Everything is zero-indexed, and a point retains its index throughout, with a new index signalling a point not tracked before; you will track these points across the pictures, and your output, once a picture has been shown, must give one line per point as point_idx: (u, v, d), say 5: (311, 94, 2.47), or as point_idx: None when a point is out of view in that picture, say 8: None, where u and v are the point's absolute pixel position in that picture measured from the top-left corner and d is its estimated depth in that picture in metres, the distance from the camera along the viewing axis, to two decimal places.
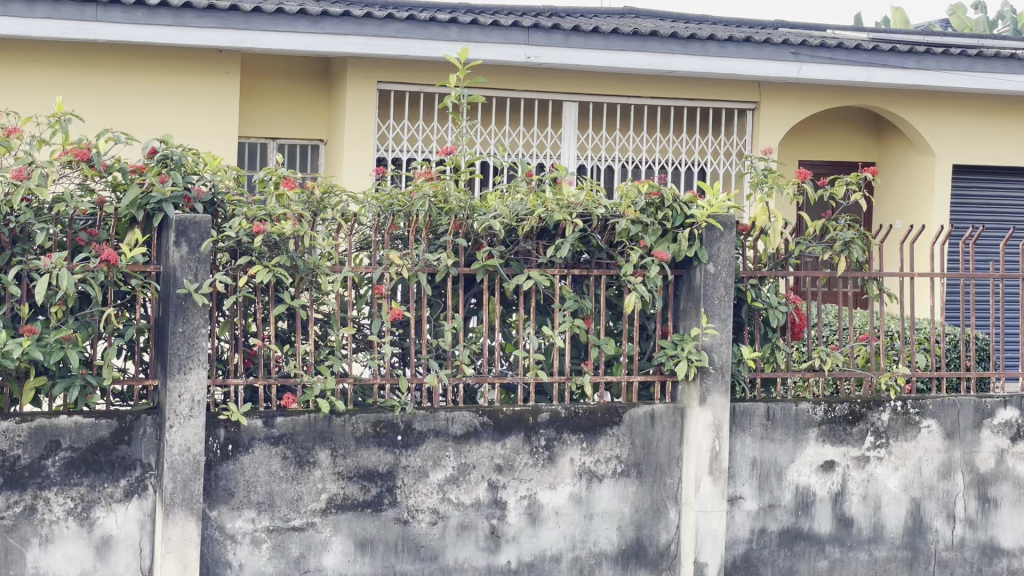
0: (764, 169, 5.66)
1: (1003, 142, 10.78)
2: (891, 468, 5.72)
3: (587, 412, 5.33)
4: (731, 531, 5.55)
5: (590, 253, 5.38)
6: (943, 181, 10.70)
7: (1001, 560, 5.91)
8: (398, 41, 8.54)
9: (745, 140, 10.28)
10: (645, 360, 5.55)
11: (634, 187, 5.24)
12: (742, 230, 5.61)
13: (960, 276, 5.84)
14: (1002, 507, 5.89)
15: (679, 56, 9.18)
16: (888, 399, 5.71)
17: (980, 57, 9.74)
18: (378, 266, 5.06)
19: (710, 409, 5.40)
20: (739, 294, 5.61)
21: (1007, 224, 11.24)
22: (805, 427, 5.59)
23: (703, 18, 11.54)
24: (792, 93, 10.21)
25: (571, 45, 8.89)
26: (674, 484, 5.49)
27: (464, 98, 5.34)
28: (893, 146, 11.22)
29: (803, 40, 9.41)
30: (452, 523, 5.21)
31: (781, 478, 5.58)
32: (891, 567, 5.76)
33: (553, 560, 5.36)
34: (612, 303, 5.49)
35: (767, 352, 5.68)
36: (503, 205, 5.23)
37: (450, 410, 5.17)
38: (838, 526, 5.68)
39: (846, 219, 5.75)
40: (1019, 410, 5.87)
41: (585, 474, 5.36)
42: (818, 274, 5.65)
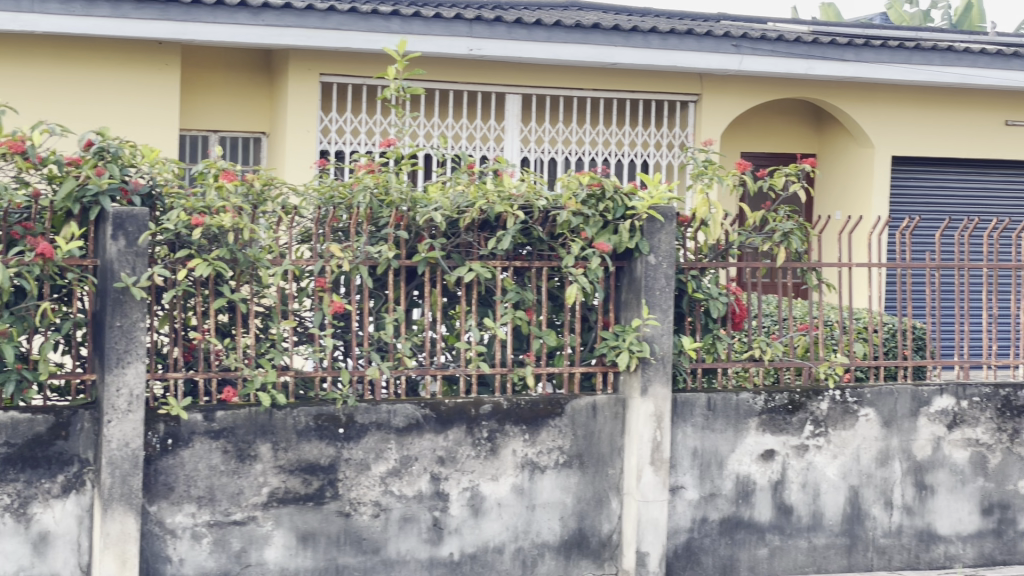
0: (704, 161, 5.71)
1: (941, 133, 10.92)
2: (830, 457, 5.77)
3: (529, 403, 5.35)
4: (673, 520, 5.59)
5: (530, 245, 5.41)
6: (882, 172, 10.80)
7: (938, 547, 5.94)
8: (339, 34, 8.51)
9: (687, 132, 10.33)
10: (586, 351, 5.58)
11: (575, 178, 5.25)
12: (683, 222, 5.66)
13: (897, 267, 5.90)
14: (939, 494, 5.93)
15: (621, 48, 9.18)
16: (827, 387, 5.77)
17: (918, 49, 9.88)
18: (319, 259, 5.06)
19: (651, 400, 5.43)
20: (679, 286, 5.66)
21: (944, 215, 11.37)
22: (745, 416, 5.65)
23: (646, 11, 11.58)
24: (733, 85, 10.25)
25: (513, 37, 8.90)
26: (616, 474, 5.53)
27: (405, 89, 5.32)
28: (834, 138, 11.31)
29: (744, 33, 9.47)
30: (394, 515, 5.21)
31: (722, 467, 5.64)
32: (830, 554, 5.80)
33: (495, 551, 5.37)
34: (554, 295, 5.52)
35: (708, 343, 5.72)
36: (444, 197, 5.23)
37: (392, 402, 5.17)
38: (778, 514, 5.73)
39: (786, 211, 5.80)
40: (956, 398, 5.89)
41: (527, 465, 5.37)
42: (759, 265, 5.69)
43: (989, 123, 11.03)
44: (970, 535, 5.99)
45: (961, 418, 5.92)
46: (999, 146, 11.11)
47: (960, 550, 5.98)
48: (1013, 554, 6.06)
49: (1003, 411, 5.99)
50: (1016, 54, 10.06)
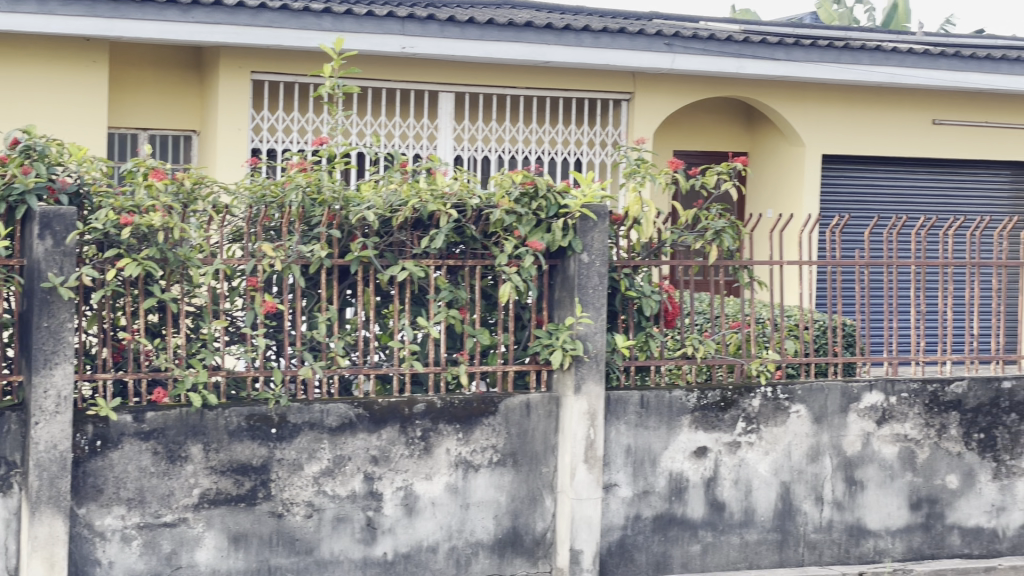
0: (636, 159, 5.73)
1: (871, 131, 11.03)
2: (761, 453, 5.82)
3: (463, 402, 5.35)
4: (607, 517, 5.62)
5: (464, 244, 5.40)
6: (813, 171, 10.89)
7: (867, 542, 6.00)
8: (270, 31, 8.45)
9: (620, 131, 10.37)
10: (520, 350, 5.58)
11: (508, 176, 5.26)
12: (616, 220, 5.67)
13: (826, 264, 5.99)
14: (868, 489, 5.98)
15: (554, 47, 9.18)
16: (758, 384, 5.81)
17: (847, 49, 9.97)
18: (250, 258, 5.03)
19: (585, 397, 5.45)
20: (613, 284, 5.68)
21: (873, 213, 11.49)
22: (678, 414, 5.67)
23: (578, 9, 11.60)
24: (665, 85, 10.30)
25: (446, 36, 8.89)
26: (550, 472, 5.54)
27: (340, 87, 5.29)
28: (765, 137, 11.39)
29: (676, 32, 9.51)
30: (328, 515, 5.18)
31: (655, 464, 5.66)
32: (761, 550, 5.86)
33: (429, 551, 5.36)
34: (488, 293, 5.51)
35: (641, 340, 5.75)
36: (377, 195, 5.21)
37: (325, 402, 5.15)
38: (711, 510, 5.78)
39: (718, 208, 5.85)
40: (885, 394, 5.96)
41: (461, 464, 5.37)
42: (691, 262, 5.72)
43: (918, 122, 11.16)
44: (899, 529, 6.05)
45: (890, 413, 5.98)
46: (927, 145, 11.25)
47: (889, 544, 6.04)
48: (941, 548, 6.11)
49: (931, 406, 6.04)
50: (943, 53, 10.18)
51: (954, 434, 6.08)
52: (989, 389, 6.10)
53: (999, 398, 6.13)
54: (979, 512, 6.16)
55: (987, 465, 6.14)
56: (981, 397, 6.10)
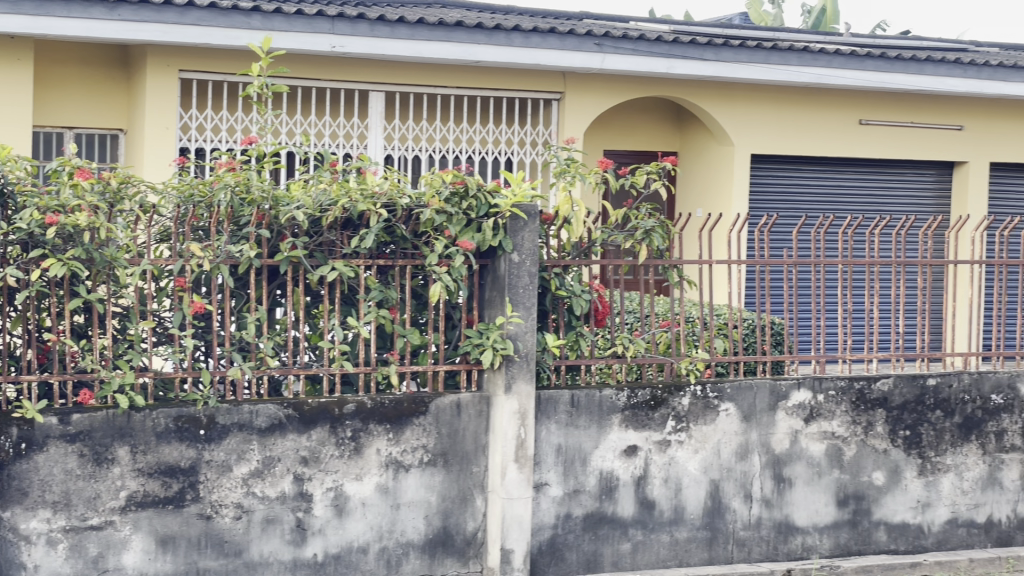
0: (567, 159, 5.75)
1: (799, 131, 11.13)
2: (691, 451, 5.85)
3: (393, 402, 5.34)
4: (537, 517, 5.64)
5: (394, 244, 5.39)
6: (742, 171, 10.97)
7: (796, 539, 6.05)
8: (199, 29, 8.38)
9: (550, 130, 10.40)
10: (450, 349, 5.57)
11: (437, 175, 5.25)
12: (546, 220, 5.69)
13: (755, 263, 6.00)
14: (796, 486, 6.04)
15: (485, 47, 9.17)
16: (687, 383, 5.84)
17: (775, 50, 10.07)
18: (178, 258, 4.99)
19: (515, 397, 5.45)
20: (543, 284, 5.67)
21: (801, 212, 11.60)
22: (608, 413, 5.70)
23: (509, 9, 11.61)
24: (595, 85, 10.34)
25: (376, 35, 8.86)
26: (481, 472, 5.54)
27: (268, 86, 5.25)
28: (694, 137, 11.46)
29: (606, 32, 9.54)
30: (256, 517, 5.14)
31: (585, 463, 5.68)
32: (691, 548, 5.89)
33: (359, 551, 5.34)
34: (418, 293, 5.51)
35: (571, 339, 5.75)
36: (306, 195, 5.19)
37: (254, 403, 5.11)
38: (640, 509, 5.80)
39: (648, 207, 5.87)
40: (813, 392, 6.01)
41: (391, 464, 5.36)
42: (620, 262, 5.74)
43: (845, 122, 11.28)
44: (827, 526, 6.10)
45: (818, 412, 6.03)
46: (854, 145, 11.37)
47: (816, 541, 6.10)
48: (867, 544, 6.19)
49: (857, 404, 6.10)
50: (869, 55, 10.30)
51: (881, 431, 6.16)
52: (915, 386, 6.18)
53: (924, 395, 6.20)
54: (905, 509, 6.24)
55: (913, 462, 6.22)
56: (907, 394, 6.18)
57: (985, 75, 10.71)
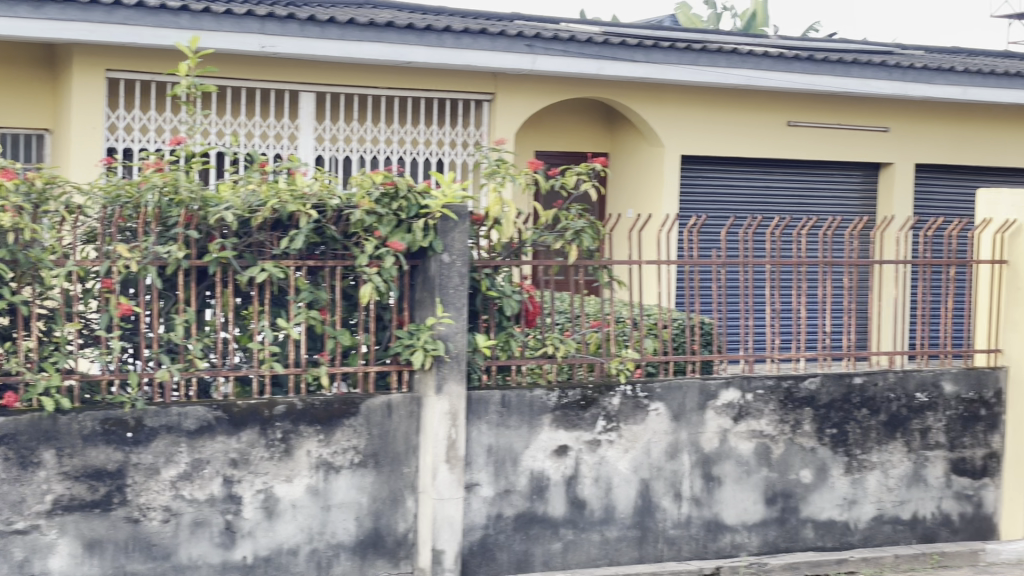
0: (496, 160, 5.78)
1: (728, 133, 11.22)
2: (621, 451, 5.88)
3: (323, 403, 5.33)
4: (468, 517, 5.64)
5: (324, 244, 5.37)
6: (672, 171, 11.04)
7: (724, 536, 6.11)
8: (126, 29, 8.29)
9: (481, 131, 10.41)
10: (381, 350, 5.56)
11: (368, 176, 5.24)
12: (477, 220, 5.69)
13: (685, 264, 6.05)
14: (725, 485, 6.09)
15: (416, 47, 9.15)
16: (618, 384, 5.87)
17: (704, 52, 10.15)
18: (105, 259, 4.96)
19: (446, 398, 5.48)
20: (474, 284, 5.70)
21: (729, 213, 11.70)
22: (539, 414, 5.72)
23: (439, 10, 11.61)
24: (527, 85, 10.36)
25: (306, 35, 8.82)
26: (411, 473, 5.54)
27: (196, 86, 5.22)
28: (627, 138, 11.51)
29: (537, 33, 9.57)
30: (185, 520, 5.11)
31: (516, 464, 5.70)
32: (622, 547, 5.93)
33: (289, 553, 5.32)
34: (349, 294, 5.49)
35: (502, 340, 5.78)
36: (235, 196, 5.17)
37: (183, 405, 5.08)
38: (571, 509, 5.82)
39: (578, 208, 5.89)
40: (741, 391, 6.07)
41: (322, 466, 5.34)
42: (551, 263, 5.76)
43: (774, 124, 11.38)
44: (755, 524, 6.16)
45: (746, 410, 6.09)
46: (783, 145, 11.47)
47: (745, 538, 6.15)
48: (795, 541, 6.25)
49: (785, 403, 6.16)
50: (797, 57, 10.42)
51: (808, 430, 6.22)
52: (841, 385, 6.26)
53: (851, 394, 6.29)
54: (831, 506, 6.31)
55: (839, 459, 6.29)
56: (833, 393, 6.25)
57: (910, 77, 10.86)
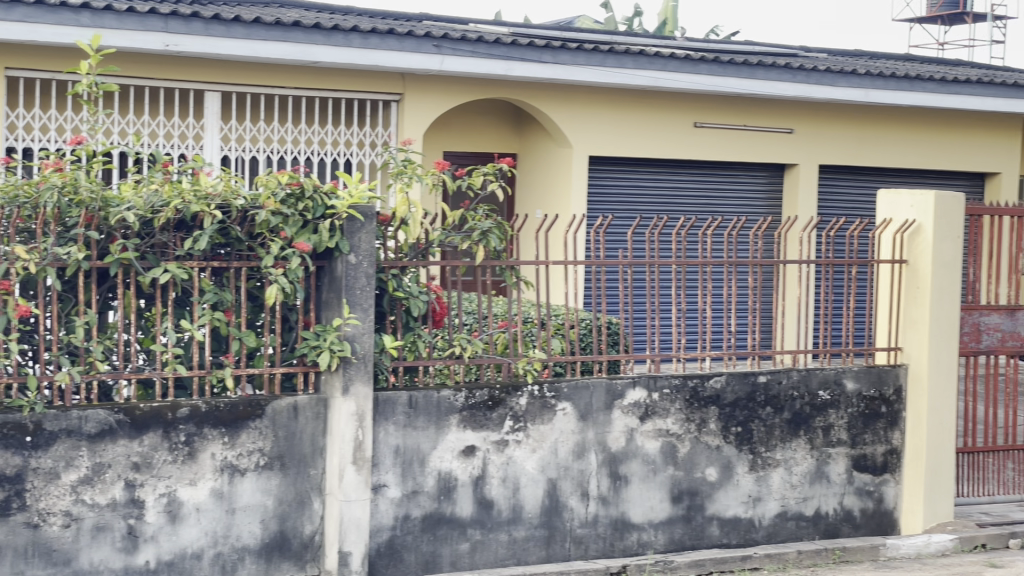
0: (403, 161, 5.78)
1: (635, 134, 11.29)
2: (528, 451, 5.88)
3: (228, 405, 5.27)
4: (375, 519, 5.61)
5: (228, 246, 5.32)
6: (580, 172, 11.07)
7: (630, 535, 6.14)
8: (26, 26, 8.15)
9: (389, 132, 10.38)
10: (287, 351, 5.53)
11: (273, 176, 5.19)
12: (383, 221, 5.69)
13: (592, 264, 6.04)
14: (632, 483, 6.12)
15: (322, 47, 9.10)
16: (525, 383, 5.87)
17: (611, 53, 10.20)
18: (3, 261, 4.89)
19: (353, 399, 5.45)
20: (380, 285, 5.65)
21: (635, 213, 11.78)
22: (446, 414, 5.70)
23: (347, 9, 11.55)
24: (435, 85, 10.35)
25: (211, 33, 8.73)
26: (318, 475, 5.51)
27: (97, 85, 5.14)
28: (536, 139, 11.54)
29: (444, 33, 9.55)
30: (86, 525, 5.03)
31: (423, 464, 5.68)
32: (529, 546, 5.93)
33: (193, 557, 5.27)
34: (253, 295, 5.44)
35: (409, 341, 5.73)
36: (137, 196, 5.11)
37: (83, 408, 5.00)
38: (478, 509, 5.82)
39: (485, 208, 5.90)
40: (648, 390, 6.10)
41: (226, 468, 5.29)
42: (458, 263, 5.74)
43: (680, 125, 11.46)
44: (661, 522, 6.20)
45: (653, 409, 6.13)
46: (690, 146, 11.56)
47: (651, 537, 6.19)
48: (701, 539, 6.30)
49: (691, 402, 6.21)
50: (702, 58, 10.52)
51: (713, 428, 6.28)
52: (746, 384, 6.33)
53: (755, 392, 6.36)
54: (736, 503, 6.37)
55: (744, 457, 6.36)
56: (738, 391, 6.32)
57: (813, 79, 11.02)
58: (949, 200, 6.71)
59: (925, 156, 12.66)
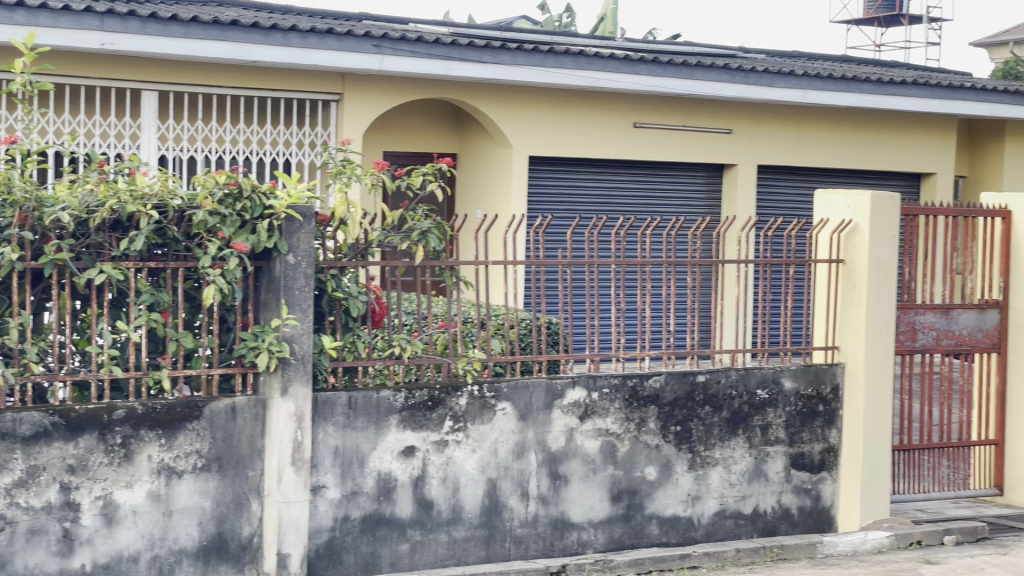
0: (342, 160, 5.75)
1: (575, 135, 11.31)
2: (468, 451, 5.88)
3: (166, 407, 5.22)
4: (314, 520, 5.58)
5: (165, 246, 5.27)
6: (520, 172, 11.08)
7: (570, 534, 6.15)
8: None
9: (329, 132, 10.34)
10: (225, 352, 5.49)
11: (210, 177, 5.19)
12: (323, 220, 5.68)
13: (531, 264, 6.02)
14: (571, 483, 6.13)
15: (261, 46, 9.05)
16: (465, 384, 5.86)
17: (552, 53, 10.22)
18: None
19: (291, 400, 5.43)
20: (319, 285, 5.63)
21: (575, 214, 11.81)
22: (386, 414, 5.69)
23: (285, 9, 11.48)
24: (374, 86, 10.32)
25: (148, 32, 8.65)
26: (256, 477, 5.48)
27: (32, 84, 5.07)
28: (476, 140, 11.54)
29: (384, 33, 9.53)
30: (21, 528, 4.96)
31: (363, 465, 5.66)
32: (469, 547, 5.92)
33: (129, 560, 5.22)
34: (190, 296, 5.38)
35: (348, 342, 5.72)
36: (71, 196, 5.06)
37: (18, 411, 4.94)
38: (418, 509, 5.80)
39: (424, 208, 5.91)
40: (587, 390, 6.12)
41: (163, 471, 5.25)
42: (397, 263, 5.72)
43: (620, 126, 11.50)
44: (600, 521, 6.22)
45: (592, 409, 6.15)
46: (630, 146, 11.60)
47: (591, 536, 6.20)
48: (640, 538, 6.32)
49: (630, 401, 6.23)
50: (642, 59, 10.56)
51: (653, 427, 6.30)
52: (685, 383, 6.37)
53: (694, 391, 6.40)
54: (676, 502, 6.40)
55: (683, 456, 6.39)
56: (677, 390, 6.35)
57: (751, 80, 11.09)
58: (885, 200, 6.76)
59: (862, 157, 12.78)
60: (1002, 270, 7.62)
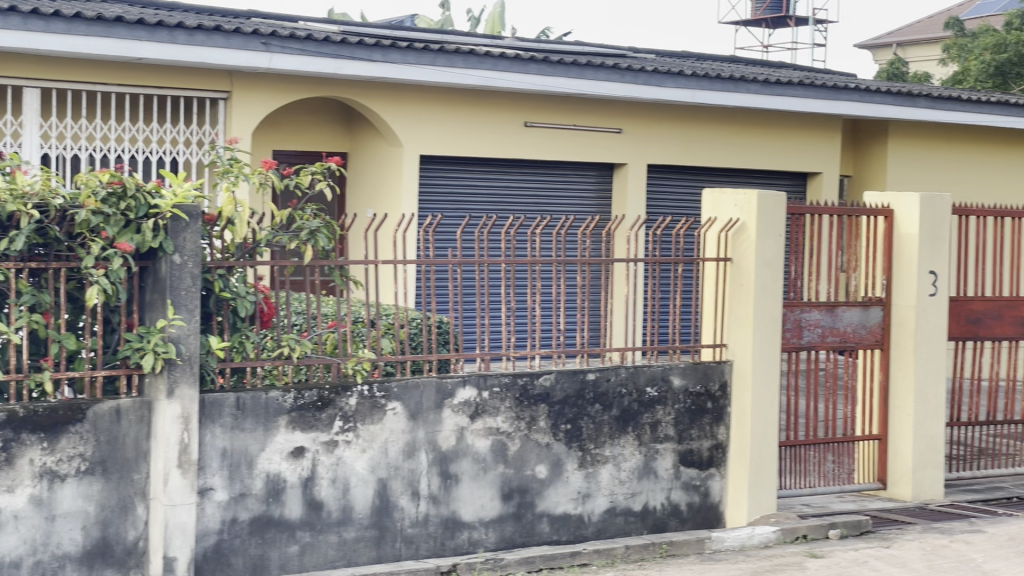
0: (229, 160, 5.68)
1: (466, 134, 11.31)
2: (358, 451, 5.85)
3: (48, 410, 5.12)
4: (201, 522, 5.50)
5: (46, 246, 5.17)
6: (410, 171, 11.05)
7: (461, 534, 6.14)
8: None
9: (216, 130, 10.22)
10: (109, 354, 5.40)
11: (92, 175, 5.13)
12: (209, 220, 5.58)
13: (422, 263, 5.98)
14: (462, 482, 6.12)
15: (145, 43, 8.92)
16: (354, 383, 5.84)
17: (442, 52, 10.21)
18: None
19: (178, 401, 5.37)
20: (206, 285, 5.56)
21: (466, 213, 11.80)
22: (274, 415, 5.64)
23: (172, 5, 11.34)
24: (263, 84, 10.23)
25: (29, 28, 8.44)
26: (141, 479, 5.40)
27: None
28: (367, 138, 11.49)
29: (272, 31, 9.45)
30: None
31: (251, 467, 5.60)
32: (359, 548, 5.89)
33: (11, 566, 5.09)
34: (73, 296, 5.30)
35: (235, 342, 5.65)
36: None
37: None
38: (308, 510, 5.75)
39: (312, 209, 5.89)
40: (478, 389, 6.12)
41: (45, 475, 5.14)
42: (286, 262, 5.67)
43: (511, 125, 11.52)
44: (491, 520, 6.21)
45: (483, 408, 6.14)
46: (521, 145, 11.62)
47: (482, 535, 6.20)
48: (531, 536, 6.33)
49: (521, 400, 6.24)
50: (532, 58, 10.58)
51: (543, 426, 6.33)
52: (574, 381, 6.40)
53: (583, 389, 6.44)
54: (566, 500, 6.42)
55: (573, 454, 6.42)
56: (567, 389, 6.38)
57: (640, 80, 11.18)
58: (771, 199, 6.88)
59: (750, 156, 12.94)
60: (885, 268, 7.79)
